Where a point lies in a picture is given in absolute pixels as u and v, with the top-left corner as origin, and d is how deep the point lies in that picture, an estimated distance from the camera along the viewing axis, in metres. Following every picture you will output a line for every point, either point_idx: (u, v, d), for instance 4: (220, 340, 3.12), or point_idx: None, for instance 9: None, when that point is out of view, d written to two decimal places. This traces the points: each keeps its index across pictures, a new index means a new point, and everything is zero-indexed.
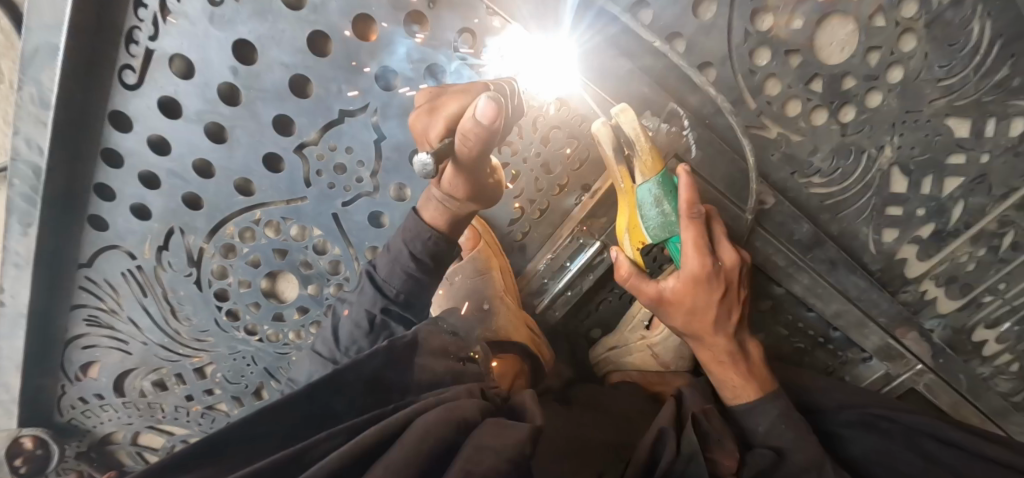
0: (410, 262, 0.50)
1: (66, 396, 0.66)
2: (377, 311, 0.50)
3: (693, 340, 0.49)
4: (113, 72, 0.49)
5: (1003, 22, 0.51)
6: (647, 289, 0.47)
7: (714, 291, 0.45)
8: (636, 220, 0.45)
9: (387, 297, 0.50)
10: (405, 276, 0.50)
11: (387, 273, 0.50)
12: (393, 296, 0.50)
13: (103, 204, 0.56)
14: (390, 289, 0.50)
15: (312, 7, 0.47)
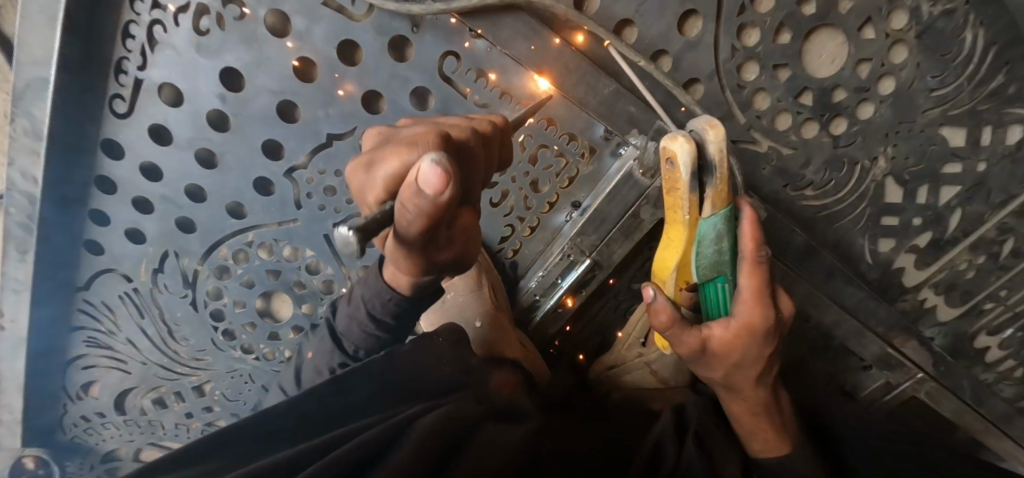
0: (370, 316, 0.44)
1: (65, 414, 0.65)
2: (365, 330, 0.45)
3: (721, 388, 0.41)
4: (104, 102, 0.50)
5: (996, 31, 0.50)
6: (693, 341, 0.39)
7: (767, 343, 0.39)
8: (688, 258, 0.39)
9: (345, 354, 0.44)
10: (361, 331, 0.44)
11: (346, 329, 0.46)
12: (352, 352, 0.44)
13: (97, 229, 0.56)
14: (347, 345, 0.44)
15: (297, 35, 0.47)
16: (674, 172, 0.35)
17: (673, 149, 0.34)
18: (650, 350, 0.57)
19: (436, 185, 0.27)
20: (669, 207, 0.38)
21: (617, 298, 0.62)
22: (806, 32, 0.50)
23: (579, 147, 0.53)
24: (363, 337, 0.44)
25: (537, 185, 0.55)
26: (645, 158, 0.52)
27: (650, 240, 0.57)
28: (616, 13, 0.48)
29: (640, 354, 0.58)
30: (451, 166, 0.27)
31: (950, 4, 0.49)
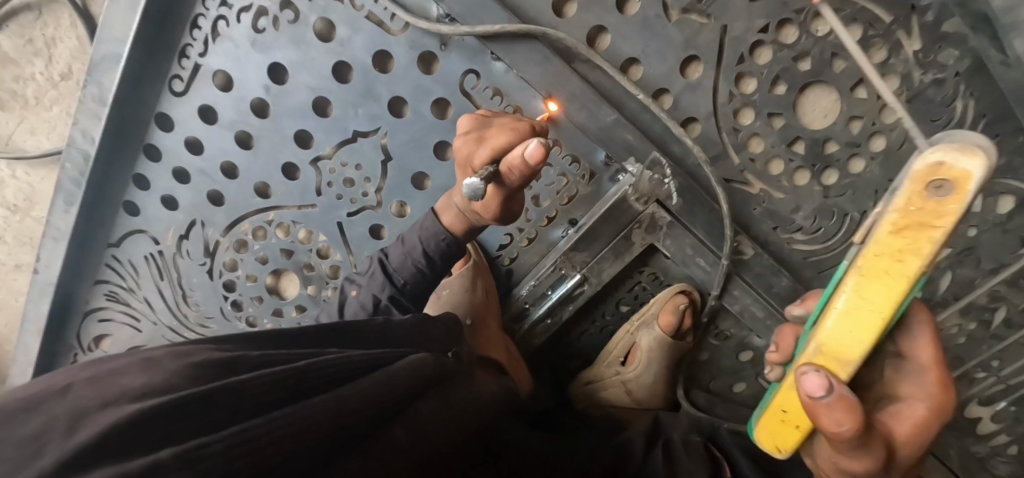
0: (421, 258, 0.52)
1: (77, 362, 0.73)
2: (383, 297, 0.52)
3: None
4: (165, 81, 0.57)
5: (986, 102, 0.52)
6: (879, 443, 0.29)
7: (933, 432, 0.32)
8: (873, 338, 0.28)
9: (394, 284, 0.53)
10: (414, 268, 0.53)
11: (398, 263, 0.53)
12: (401, 284, 0.53)
13: (137, 192, 0.62)
14: (398, 277, 0.52)
15: (339, 41, 0.53)
16: (950, 205, 0.23)
17: (968, 166, 0.22)
18: (627, 368, 0.63)
19: (503, 173, 0.41)
20: (885, 250, 0.25)
21: (604, 318, 0.64)
22: (801, 86, 0.53)
23: (579, 168, 0.57)
24: (415, 274, 0.53)
25: (538, 199, 0.59)
26: (640, 184, 0.55)
27: (639, 265, 0.61)
28: (623, 50, 0.54)
29: (617, 372, 0.63)
30: (515, 172, 0.40)
31: (940, 73, 0.52)
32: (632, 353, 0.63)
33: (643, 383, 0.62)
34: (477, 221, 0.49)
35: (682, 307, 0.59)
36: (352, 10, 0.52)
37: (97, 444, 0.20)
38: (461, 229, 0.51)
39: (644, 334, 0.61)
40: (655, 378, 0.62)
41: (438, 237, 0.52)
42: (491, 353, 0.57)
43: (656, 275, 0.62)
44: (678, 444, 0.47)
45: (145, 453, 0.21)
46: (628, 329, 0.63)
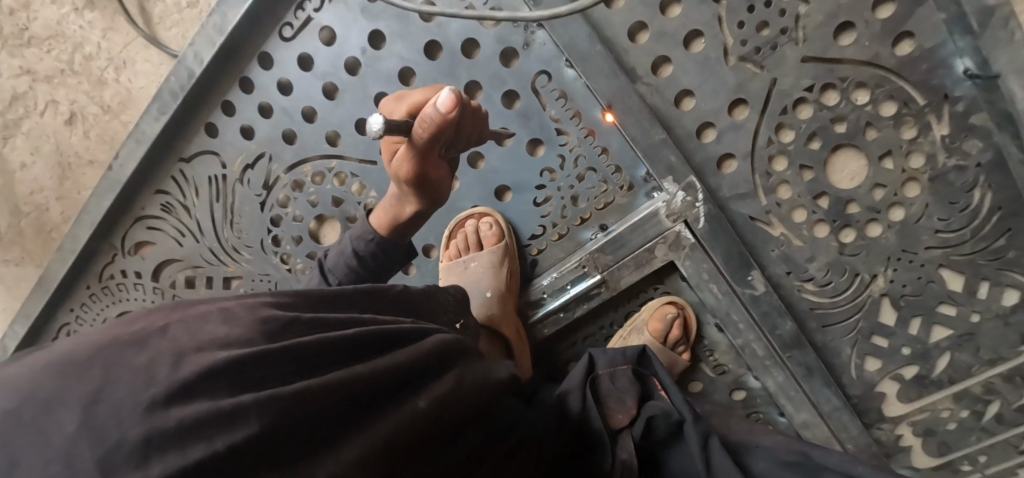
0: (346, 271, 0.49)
1: (113, 264, 0.82)
2: None
3: None
4: (277, 26, 0.64)
5: (1003, 196, 0.57)
6: None
7: None
8: None
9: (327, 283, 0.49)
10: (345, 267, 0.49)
11: (330, 263, 0.49)
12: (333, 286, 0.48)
13: (222, 117, 0.69)
14: (331, 278, 0.48)
15: (438, 23, 0.60)
16: None
17: None
18: None
19: (411, 131, 0.37)
20: None
21: (612, 326, 0.68)
22: (833, 147, 0.58)
23: (621, 179, 0.62)
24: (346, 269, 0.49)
25: (577, 200, 0.64)
26: (673, 203, 0.60)
27: (654, 281, 0.65)
28: (681, 82, 0.59)
29: None
30: (422, 132, 0.36)
31: (963, 161, 0.57)
32: None
33: None
34: (405, 208, 0.48)
35: (671, 317, 0.64)
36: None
37: (200, 380, 0.20)
38: (387, 227, 0.49)
39: (634, 338, 0.66)
40: None
41: (368, 237, 0.49)
42: (501, 329, 0.61)
43: (670, 294, 0.66)
44: (604, 378, 0.51)
45: (232, 393, 0.20)
46: (623, 333, 0.67)
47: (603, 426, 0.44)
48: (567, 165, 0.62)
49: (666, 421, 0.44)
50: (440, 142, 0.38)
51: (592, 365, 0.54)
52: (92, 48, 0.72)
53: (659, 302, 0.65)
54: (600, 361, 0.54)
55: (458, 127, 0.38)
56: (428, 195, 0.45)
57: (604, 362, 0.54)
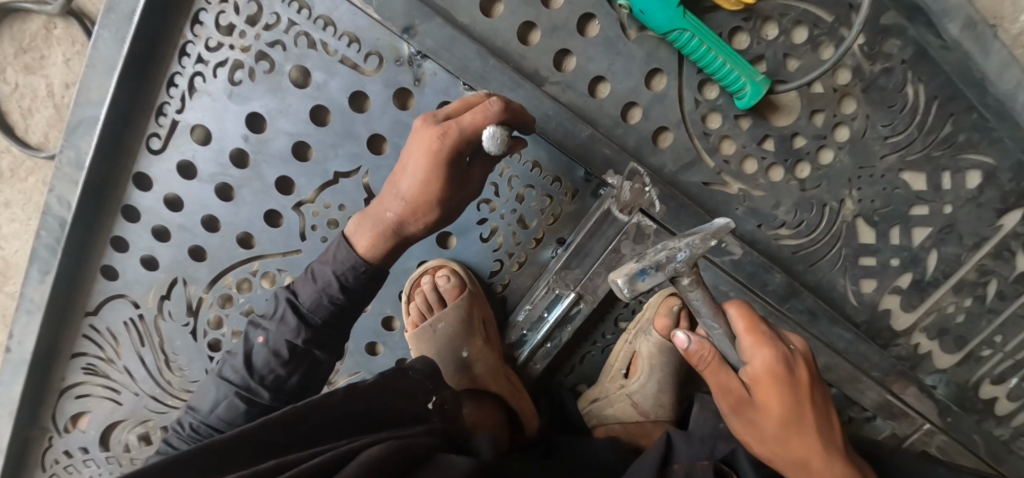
0: (336, 286, 0.41)
1: (51, 449, 0.72)
2: None
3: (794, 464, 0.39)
4: (141, 140, 0.56)
5: (935, 85, 0.56)
6: (725, 380, 0.39)
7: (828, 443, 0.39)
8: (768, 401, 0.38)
9: (304, 321, 0.41)
10: (320, 295, 0.41)
11: None
12: (307, 313, 0.41)
13: (116, 255, 0.60)
14: None
15: (315, 86, 0.53)
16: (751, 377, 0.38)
17: (738, 328, 0.39)
18: (630, 380, 0.62)
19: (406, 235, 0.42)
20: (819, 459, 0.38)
21: (605, 337, 0.64)
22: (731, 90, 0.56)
23: (563, 186, 0.57)
24: (246, 393, 0.39)
25: (524, 221, 0.59)
26: (622, 195, 0.55)
27: None
28: (589, 70, 0.54)
29: (621, 385, 0.62)
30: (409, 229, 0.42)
31: (887, 63, 0.56)
32: (633, 362, 0.62)
33: (648, 393, 0.62)
34: (398, 239, 0.42)
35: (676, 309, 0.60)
36: (326, 56, 0.52)
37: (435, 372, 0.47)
38: (381, 244, 0.41)
39: (643, 341, 0.61)
40: (658, 389, 0.62)
41: (359, 264, 0.41)
42: (488, 386, 0.57)
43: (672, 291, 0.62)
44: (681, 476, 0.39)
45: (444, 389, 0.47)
46: (626, 339, 0.62)
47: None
48: (501, 191, 0.57)
49: None
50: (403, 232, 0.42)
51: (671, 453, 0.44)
52: None
53: (663, 296, 0.61)
54: (679, 455, 0.43)
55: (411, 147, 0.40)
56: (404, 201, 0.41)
57: (683, 457, 0.43)
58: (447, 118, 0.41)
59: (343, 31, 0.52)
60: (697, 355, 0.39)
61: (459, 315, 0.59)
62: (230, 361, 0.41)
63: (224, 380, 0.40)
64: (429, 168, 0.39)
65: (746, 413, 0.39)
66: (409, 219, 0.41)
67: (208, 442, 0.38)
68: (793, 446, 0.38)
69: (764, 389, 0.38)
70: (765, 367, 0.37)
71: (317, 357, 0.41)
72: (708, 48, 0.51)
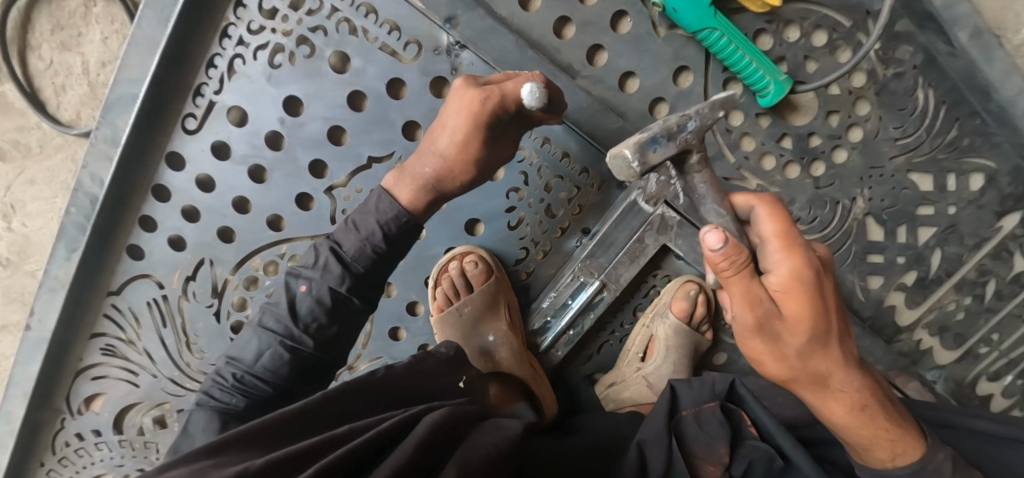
0: (381, 236, 0.41)
1: (62, 431, 0.71)
2: None
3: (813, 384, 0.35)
4: (176, 119, 0.56)
5: (944, 91, 0.59)
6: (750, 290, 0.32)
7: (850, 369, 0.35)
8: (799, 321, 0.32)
9: (348, 268, 0.40)
10: (365, 243, 0.40)
11: None
12: (350, 263, 0.40)
13: (143, 234, 0.61)
14: None
15: (353, 72, 0.54)
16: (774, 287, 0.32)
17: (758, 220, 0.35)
18: (646, 363, 0.64)
19: (442, 190, 0.43)
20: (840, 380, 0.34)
21: (624, 326, 0.66)
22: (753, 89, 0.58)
23: (591, 177, 0.59)
24: (291, 342, 0.38)
25: (551, 211, 0.60)
26: (648, 187, 0.57)
27: (652, 268, 0.63)
28: (619, 66, 0.56)
29: (638, 368, 0.64)
30: (446, 185, 0.43)
31: (899, 68, 0.59)
32: (649, 346, 0.64)
33: (664, 376, 0.63)
34: (440, 193, 0.43)
35: (693, 293, 0.63)
36: (365, 42, 0.54)
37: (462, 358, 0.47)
38: (422, 200, 0.42)
39: (660, 324, 0.63)
40: (675, 371, 0.63)
41: (398, 214, 0.42)
42: (512, 370, 0.58)
43: (692, 277, 0.63)
44: (692, 422, 0.44)
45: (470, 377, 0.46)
46: (643, 323, 0.65)
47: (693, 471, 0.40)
48: (531, 180, 0.59)
49: (766, 466, 0.41)
50: (440, 189, 0.43)
51: (674, 400, 0.47)
52: None
53: (681, 281, 0.63)
54: (684, 399, 0.47)
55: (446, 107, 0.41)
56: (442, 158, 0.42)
57: (689, 401, 0.46)
58: (489, 83, 0.41)
59: (384, 19, 0.53)
60: (729, 262, 0.32)
61: (486, 299, 0.60)
62: (272, 311, 0.40)
63: (267, 329, 0.39)
64: (468, 132, 0.39)
65: (769, 331, 0.32)
66: (445, 176, 0.42)
67: (254, 391, 0.37)
68: (814, 365, 0.33)
69: (789, 302, 0.32)
70: (793, 278, 0.31)
71: (356, 308, 0.41)
72: (735, 47, 0.54)
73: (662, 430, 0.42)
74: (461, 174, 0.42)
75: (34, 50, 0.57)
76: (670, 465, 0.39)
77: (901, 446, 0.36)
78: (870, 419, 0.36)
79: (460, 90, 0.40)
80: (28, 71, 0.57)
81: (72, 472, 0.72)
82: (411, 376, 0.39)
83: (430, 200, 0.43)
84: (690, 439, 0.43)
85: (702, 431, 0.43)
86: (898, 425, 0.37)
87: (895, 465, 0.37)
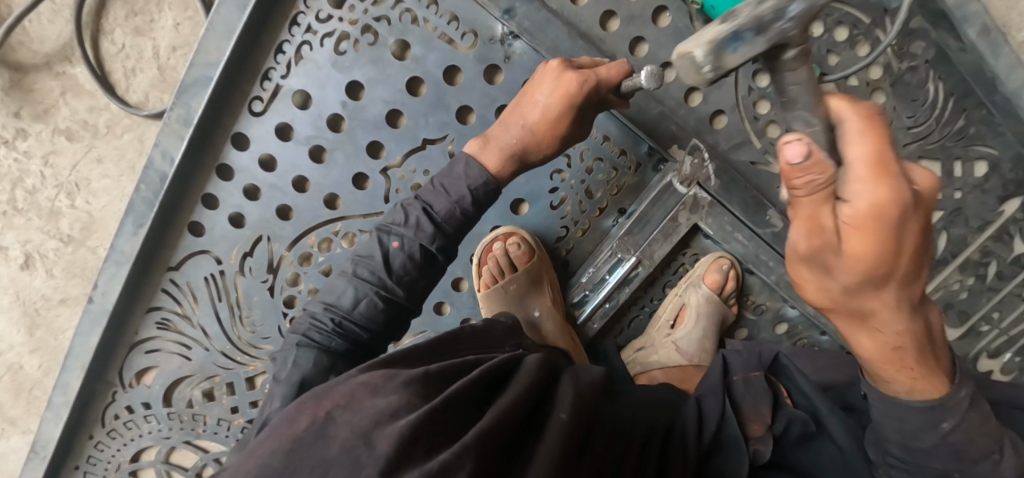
0: (467, 201, 0.46)
1: (114, 403, 0.73)
2: None
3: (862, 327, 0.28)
4: (244, 102, 0.60)
5: (953, 83, 0.64)
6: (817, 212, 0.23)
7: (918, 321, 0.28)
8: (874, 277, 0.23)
9: (437, 229, 0.45)
10: (452, 206, 0.45)
11: None
12: (440, 224, 0.45)
13: (205, 211, 0.64)
14: None
15: (414, 59, 0.59)
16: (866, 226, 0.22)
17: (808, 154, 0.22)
18: (676, 330, 0.68)
19: (525, 159, 0.48)
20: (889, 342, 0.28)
21: (654, 301, 0.70)
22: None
23: (629, 160, 0.64)
24: (384, 292, 0.44)
25: (591, 191, 0.65)
26: (683, 169, 0.62)
27: (682, 247, 0.68)
28: (659, 56, 0.60)
29: (667, 335, 0.68)
30: (529, 156, 0.48)
31: (913, 62, 0.64)
32: (679, 314, 0.68)
33: (693, 339, 0.67)
34: (524, 162, 0.48)
35: (726, 268, 0.67)
36: (427, 31, 0.58)
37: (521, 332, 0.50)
38: (506, 166, 0.47)
39: (692, 293, 0.67)
40: (703, 334, 0.67)
41: (485, 181, 0.46)
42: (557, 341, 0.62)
43: (722, 254, 0.67)
44: (740, 386, 0.47)
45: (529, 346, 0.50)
46: (676, 292, 0.69)
47: (740, 431, 0.43)
48: (573, 162, 0.63)
49: (802, 429, 0.44)
50: (523, 158, 0.48)
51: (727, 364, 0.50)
52: (36, 178, 0.65)
53: (711, 256, 0.67)
54: (734, 365, 0.50)
55: (542, 85, 0.47)
56: (532, 130, 0.47)
57: (738, 367, 0.50)
58: (582, 67, 0.47)
59: (445, 9, 0.58)
60: (809, 184, 0.22)
61: (529, 272, 0.64)
62: (366, 263, 0.45)
63: (362, 279, 0.45)
64: (561, 109, 0.46)
65: (815, 265, 0.25)
66: (530, 147, 0.48)
67: (352, 335, 0.44)
68: (863, 304, 0.26)
69: (855, 235, 0.23)
70: (885, 203, 0.21)
71: (439, 263, 0.47)
72: None
73: (716, 385, 0.47)
74: (547, 145, 0.48)
75: (107, 35, 0.60)
76: (722, 416, 0.44)
77: (918, 383, 0.30)
78: (914, 355, 0.29)
79: (556, 71, 0.46)
80: (101, 54, 0.60)
81: (122, 443, 0.75)
82: (487, 332, 0.44)
83: (513, 167, 0.48)
84: (738, 398, 0.46)
85: (748, 393, 0.46)
86: (941, 365, 0.30)
87: (912, 400, 0.31)
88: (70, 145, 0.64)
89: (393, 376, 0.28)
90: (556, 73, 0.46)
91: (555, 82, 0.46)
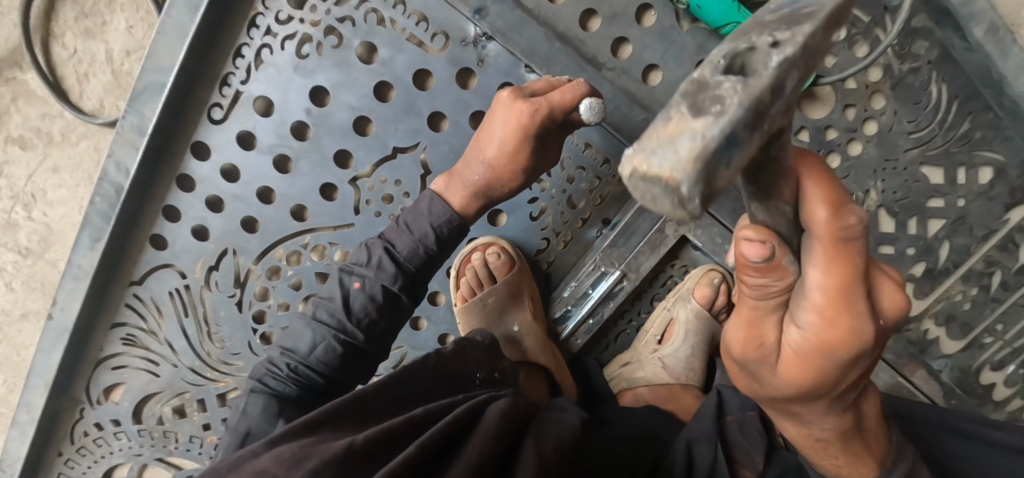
0: (431, 237, 0.45)
1: (82, 421, 0.69)
2: None
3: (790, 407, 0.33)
4: (203, 109, 0.57)
5: (957, 84, 0.60)
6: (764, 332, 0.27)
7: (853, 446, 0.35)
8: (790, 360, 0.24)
9: (400, 269, 0.44)
10: (416, 243, 0.44)
11: None
12: (404, 262, 0.44)
13: (166, 224, 0.61)
14: None
15: (381, 62, 0.55)
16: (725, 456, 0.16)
17: None
18: (664, 346, 0.64)
19: (491, 196, 0.46)
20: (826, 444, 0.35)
21: (641, 315, 0.67)
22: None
23: (613, 169, 0.60)
24: (344, 336, 0.42)
25: (573, 202, 0.61)
26: None
27: (670, 259, 0.64)
28: (644, 58, 0.56)
29: (654, 350, 0.65)
30: (495, 191, 0.46)
31: (915, 62, 0.60)
32: (668, 329, 0.65)
33: (681, 357, 0.64)
34: (491, 198, 0.46)
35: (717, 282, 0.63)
36: (394, 32, 0.55)
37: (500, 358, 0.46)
38: (472, 204, 0.46)
39: (681, 308, 0.64)
40: (690, 352, 0.64)
41: (449, 218, 0.45)
42: (538, 360, 0.59)
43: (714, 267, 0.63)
44: (734, 427, 0.43)
45: (508, 369, 0.47)
46: (664, 306, 0.65)
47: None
48: (553, 172, 0.60)
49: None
50: (489, 194, 0.46)
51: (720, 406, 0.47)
52: None
53: (703, 268, 0.63)
54: (729, 403, 0.47)
55: (494, 120, 0.43)
56: (490, 167, 0.44)
57: (734, 405, 0.46)
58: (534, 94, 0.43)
59: (413, 10, 0.54)
60: None
61: (506, 290, 0.61)
62: (326, 305, 0.43)
63: (320, 322, 0.42)
64: (518, 141, 0.42)
65: (747, 366, 0.29)
66: (494, 183, 0.45)
67: (307, 381, 0.41)
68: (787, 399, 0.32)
69: (791, 365, 0.27)
70: (836, 339, 0.24)
71: (404, 305, 0.44)
72: None
73: (709, 431, 0.43)
74: (511, 181, 0.45)
75: (58, 39, 0.58)
76: (714, 466, 0.40)
77: (846, 468, 0.35)
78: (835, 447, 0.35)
79: (504, 105, 0.42)
80: (53, 60, 0.58)
81: (91, 461, 0.70)
82: (457, 361, 0.40)
83: (480, 204, 0.46)
84: (731, 441, 0.42)
85: (743, 438, 0.42)
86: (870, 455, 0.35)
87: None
88: (24, 154, 0.62)
89: (303, 458, 0.26)
90: (505, 105, 0.42)
91: (504, 117, 0.42)
